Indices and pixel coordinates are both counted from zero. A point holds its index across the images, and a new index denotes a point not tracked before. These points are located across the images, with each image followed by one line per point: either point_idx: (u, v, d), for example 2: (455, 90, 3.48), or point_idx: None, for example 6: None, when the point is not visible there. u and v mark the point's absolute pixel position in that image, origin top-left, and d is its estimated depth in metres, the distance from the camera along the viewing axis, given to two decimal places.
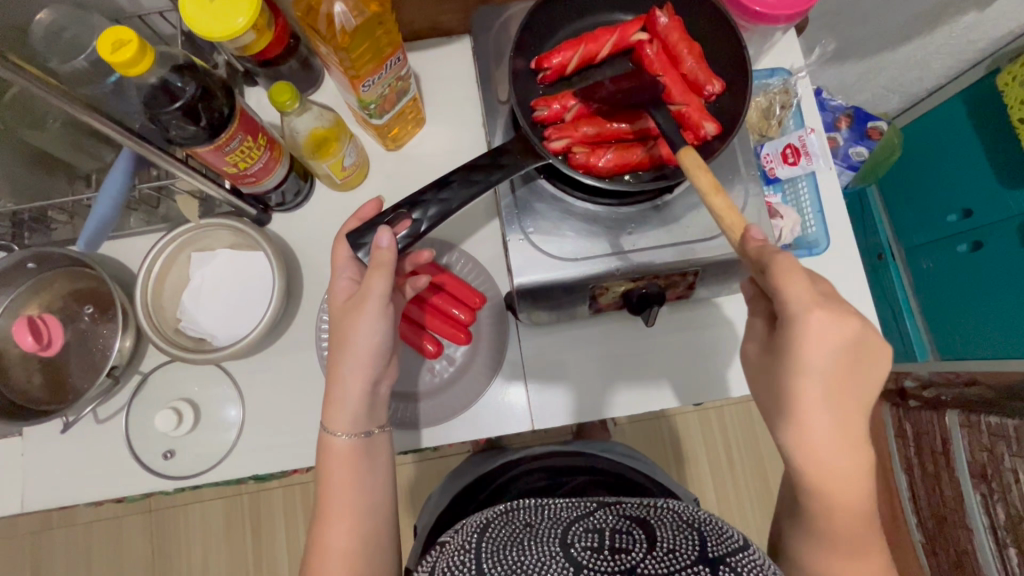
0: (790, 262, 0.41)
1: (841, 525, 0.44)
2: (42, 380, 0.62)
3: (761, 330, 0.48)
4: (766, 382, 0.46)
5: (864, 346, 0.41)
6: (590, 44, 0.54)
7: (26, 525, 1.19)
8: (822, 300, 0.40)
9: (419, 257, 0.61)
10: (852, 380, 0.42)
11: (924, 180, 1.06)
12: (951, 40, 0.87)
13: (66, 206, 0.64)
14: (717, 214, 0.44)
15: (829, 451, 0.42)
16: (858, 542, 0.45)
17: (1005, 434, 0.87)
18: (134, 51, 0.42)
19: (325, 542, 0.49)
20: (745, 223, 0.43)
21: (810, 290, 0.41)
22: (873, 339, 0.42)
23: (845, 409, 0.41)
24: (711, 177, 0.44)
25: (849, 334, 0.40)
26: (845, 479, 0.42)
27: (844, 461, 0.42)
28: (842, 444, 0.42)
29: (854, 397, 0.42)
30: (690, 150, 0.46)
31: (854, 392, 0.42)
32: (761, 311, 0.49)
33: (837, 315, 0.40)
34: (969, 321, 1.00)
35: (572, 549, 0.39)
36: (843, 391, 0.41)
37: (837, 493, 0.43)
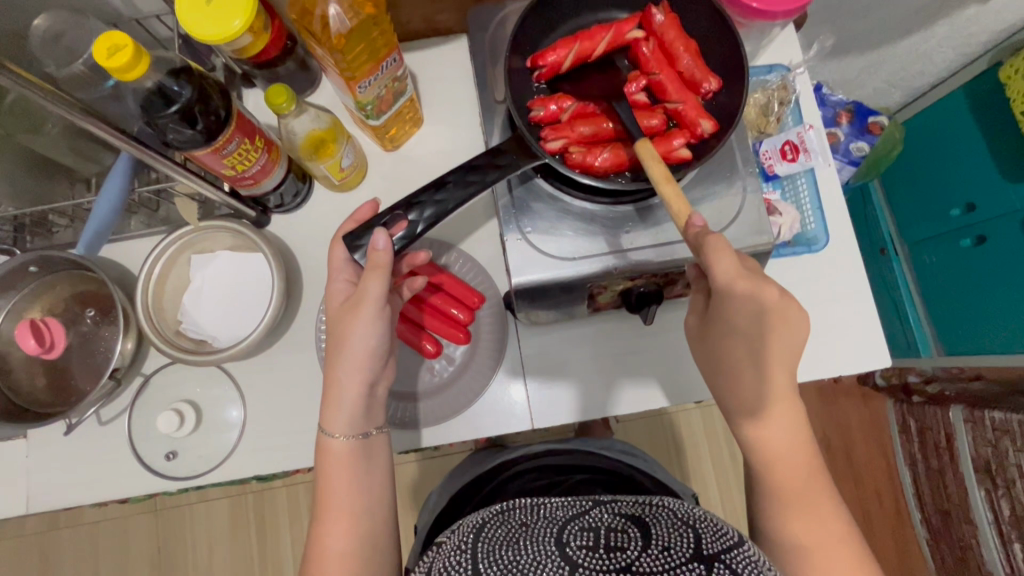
0: (721, 242, 0.46)
1: (795, 490, 0.48)
2: (45, 382, 0.63)
3: (701, 304, 0.55)
4: (711, 350, 0.53)
5: (782, 314, 0.46)
6: (586, 42, 0.54)
7: (34, 525, 1.20)
8: (745, 274, 0.46)
9: (416, 259, 0.61)
10: (779, 342, 0.47)
11: (924, 175, 1.06)
12: (953, 34, 0.86)
13: (66, 211, 0.65)
14: (664, 201, 0.46)
15: (764, 401, 0.48)
16: (811, 501, 0.48)
17: (1009, 429, 0.87)
18: (130, 56, 0.42)
19: (325, 544, 0.49)
20: (690, 210, 0.46)
21: (736, 265, 0.46)
22: (791, 308, 0.47)
23: (772, 365, 0.47)
24: (663, 168, 0.47)
25: (766, 302, 0.46)
26: (780, 430, 0.48)
27: (778, 413, 0.48)
28: (773, 397, 0.48)
29: (783, 360, 0.47)
30: (646, 142, 0.48)
31: (782, 353, 0.47)
32: (703, 287, 0.55)
33: (753, 285, 0.46)
34: (972, 316, 0.99)
35: (568, 548, 0.39)
36: (769, 350, 0.47)
37: (775, 444, 0.48)
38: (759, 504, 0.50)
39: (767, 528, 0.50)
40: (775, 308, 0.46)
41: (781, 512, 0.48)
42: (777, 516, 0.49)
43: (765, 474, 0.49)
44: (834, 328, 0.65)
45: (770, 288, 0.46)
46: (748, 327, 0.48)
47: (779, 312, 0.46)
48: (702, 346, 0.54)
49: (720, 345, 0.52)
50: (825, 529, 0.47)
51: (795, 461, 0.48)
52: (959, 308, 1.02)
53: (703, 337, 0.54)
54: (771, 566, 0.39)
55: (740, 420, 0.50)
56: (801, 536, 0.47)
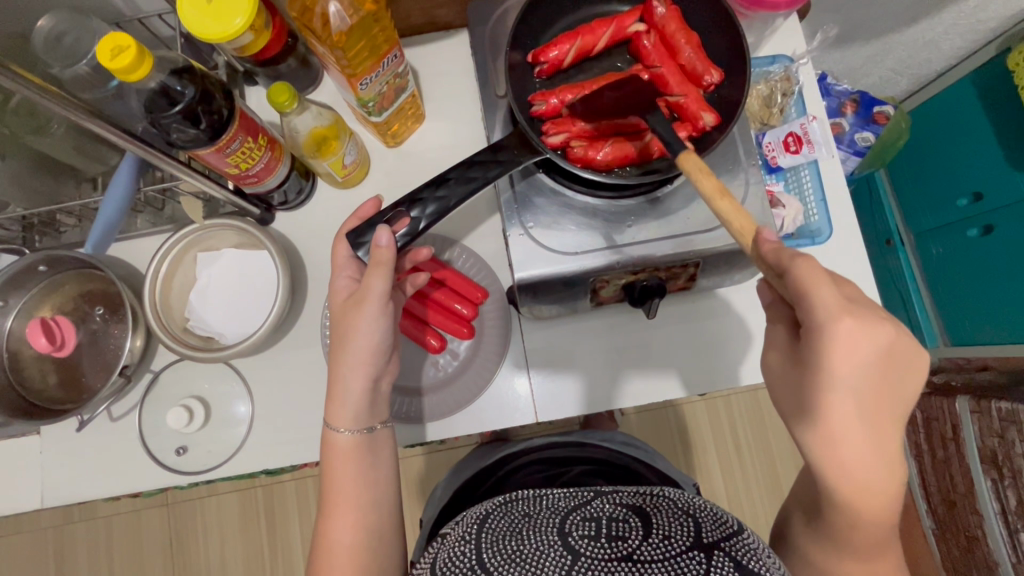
0: (813, 266, 0.38)
1: (860, 539, 0.43)
2: (56, 380, 0.64)
3: (782, 339, 0.46)
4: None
5: (897, 355, 0.39)
6: (587, 37, 0.54)
7: (49, 519, 1.22)
8: (852, 308, 0.38)
9: (418, 255, 0.61)
10: (883, 381, 0.39)
11: (938, 166, 1.04)
12: (960, 21, 0.85)
13: (74, 210, 0.65)
14: (722, 217, 0.43)
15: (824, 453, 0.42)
16: (878, 542, 0.43)
17: (1017, 419, 0.86)
18: (133, 57, 0.42)
19: (330, 536, 0.50)
20: (756, 225, 0.42)
21: (838, 298, 0.38)
22: (902, 346, 0.39)
23: (874, 411, 0.39)
24: (714, 181, 0.43)
25: (881, 344, 0.38)
26: (880, 486, 0.40)
27: (874, 468, 0.40)
28: (876, 454, 0.40)
29: (888, 411, 0.40)
30: (691, 155, 0.45)
31: (883, 393, 0.39)
32: (782, 317, 0.47)
33: (866, 324, 0.38)
34: (983, 310, 0.98)
35: (570, 538, 0.40)
36: (875, 394, 0.39)
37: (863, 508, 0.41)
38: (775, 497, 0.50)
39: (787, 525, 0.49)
40: (892, 347, 0.38)
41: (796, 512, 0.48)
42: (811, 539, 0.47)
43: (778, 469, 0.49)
44: None
45: (885, 327, 0.38)
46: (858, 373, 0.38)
47: (890, 353, 0.39)
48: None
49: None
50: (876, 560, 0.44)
51: (875, 514, 0.41)
52: (973, 303, 1.00)
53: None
54: (772, 554, 0.40)
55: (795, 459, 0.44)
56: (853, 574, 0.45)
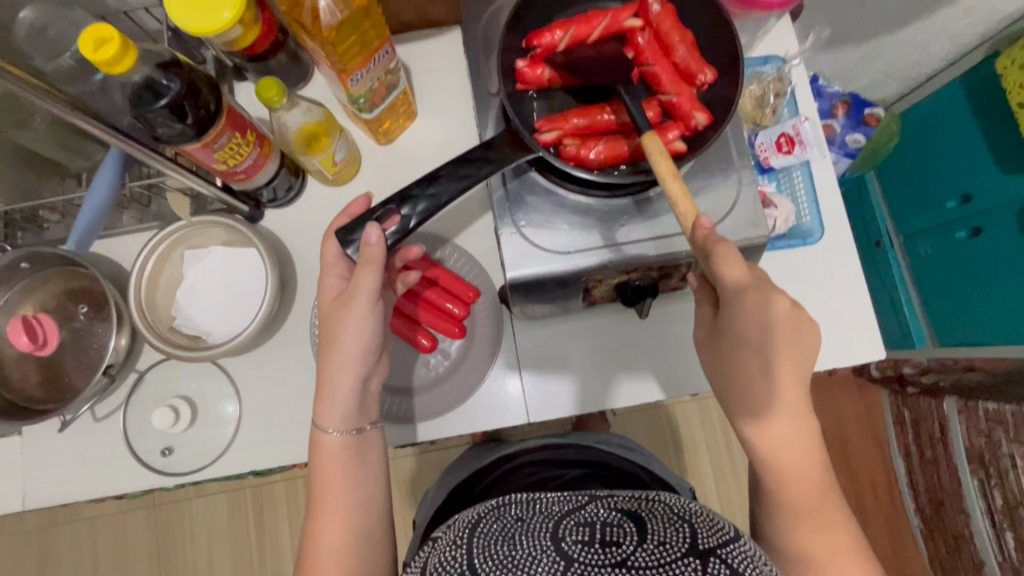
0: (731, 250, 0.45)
1: (802, 500, 0.47)
2: (39, 379, 0.62)
3: (708, 316, 0.53)
4: (720, 359, 0.51)
5: (794, 325, 0.47)
6: (582, 26, 0.53)
7: (33, 520, 1.20)
8: (757, 282, 0.46)
9: (408, 253, 0.59)
10: (791, 353, 0.46)
11: (922, 168, 1.05)
12: (950, 24, 0.85)
13: (58, 206, 0.64)
14: (672, 199, 0.46)
15: (766, 399, 0.47)
16: (825, 515, 0.47)
17: (1003, 419, 0.87)
18: (117, 49, 0.42)
19: (319, 539, 0.49)
20: (697, 210, 0.46)
21: (746, 273, 0.46)
22: (801, 317, 0.47)
23: (784, 378, 0.47)
24: (669, 163, 0.46)
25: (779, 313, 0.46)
26: (791, 439, 0.47)
27: (793, 427, 0.47)
28: (785, 409, 0.47)
29: (796, 370, 0.47)
30: (655, 137, 0.47)
31: (793, 362, 0.47)
32: (708, 298, 0.53)
33: (766, 294, 0.46)
34: (971, 312, 0.99)
35: (563, 543, 0.39)
36: (784, 361, 0.46)
37: (789, 460, 0.47)
38: (765, 501, 0.50)
39: (770, 533, 0.49)
40: (788, 318, 0.46)
41: (788, 524, 0.48)
42: (787, 528, 0.48)
43: (759, 475, 0.49)
44: (828, 321, 0.65)
45: (782, 299, 0.46)
46: (768, 340, 0.46)
47: (789, 321, 0.46)
48: (712, 352, 0.52)
49: (737, 358, 0.49)
50: (838, 541, 0.46)
51: (806, 472, 0.47)
52: (959, 304, 1.01)
53: (712, 345, 0.52)
54: (767, 560, 0.39)
55: (741, 420, 0.49)
56: (809, 548, 0.46)
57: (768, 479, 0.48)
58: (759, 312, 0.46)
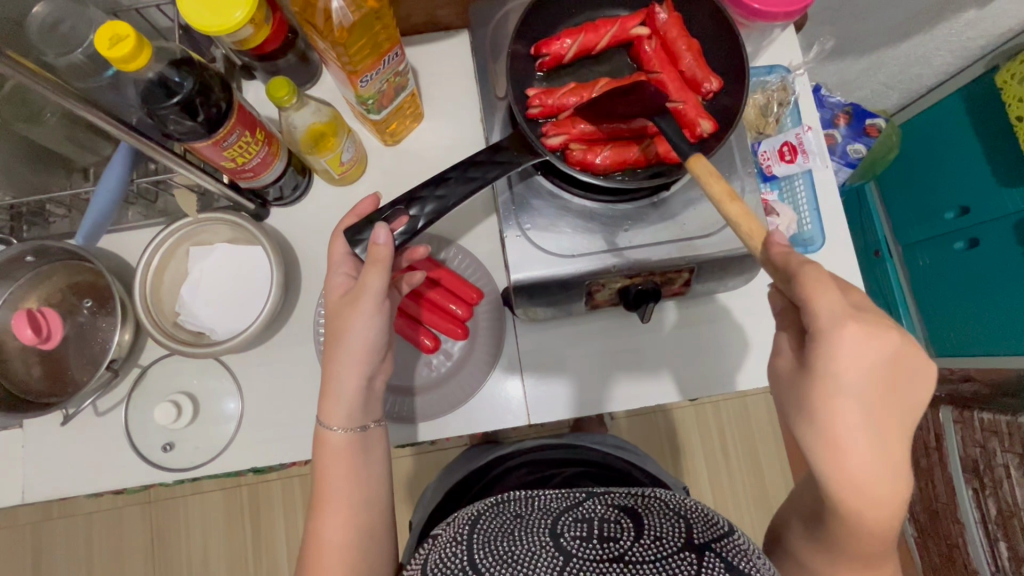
0: (819, 276, 0.39)
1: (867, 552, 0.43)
2: (41, 372, 0.62)
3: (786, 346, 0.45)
4: (804, 409, 0.41)
5: (898, 365, 0.39)
6: (590, 34, 0.55)
7: (27, 515, 1.20)
8: (856, 312, 0.38)
9: (415, 254, 0.61)
10: (891, 399, 0.39)
11: (925, 178, 1.06)
12: (951, 38, 0.86)
13: (65, 201, 0.65)
14: (731, 221, 0.42)
15: (867, 460, 0.39)
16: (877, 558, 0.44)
17: (998, 429, 0.87)
18: (132, 47, 0.42)
19: (321, 533, 0.50)
20: (764, 228, 0.42)
21: (844, 304, 0.39)
22: (904, 357, 0.39)
23: (886, 434, 0.39)
24: (724, 185, 0.43)
25: (886, 353, 0.38)
26: (887, 500, 0.40)
27: (893, 491, 0.39)
28: (885, 467, 0.39)
29: (895, 419, 0.39)
30: (701, 158, 0.44)
31: (894, 412, 0.39)
32: (792, 323, 0.45)
33: (872, 330, 0.38)
34: (967, 323, 1.00)
35: (562, 539, 0.40)
36: (884, 410, 0.39)
37: (874, 522, 0.40)
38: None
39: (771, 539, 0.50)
40: (891, 357, 0.39)
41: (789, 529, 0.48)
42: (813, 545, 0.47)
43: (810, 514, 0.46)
44: None
45: (888, 333, 0.39)
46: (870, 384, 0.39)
47: (893, 362, 0.39)
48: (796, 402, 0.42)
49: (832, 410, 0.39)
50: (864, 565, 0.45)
51: (883, 531, 0.41)
52: (955, 318, 1.02)
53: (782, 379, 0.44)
54: (761, 556, 0.40)
55: None
56: None
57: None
58: (861, 351, 0.38)
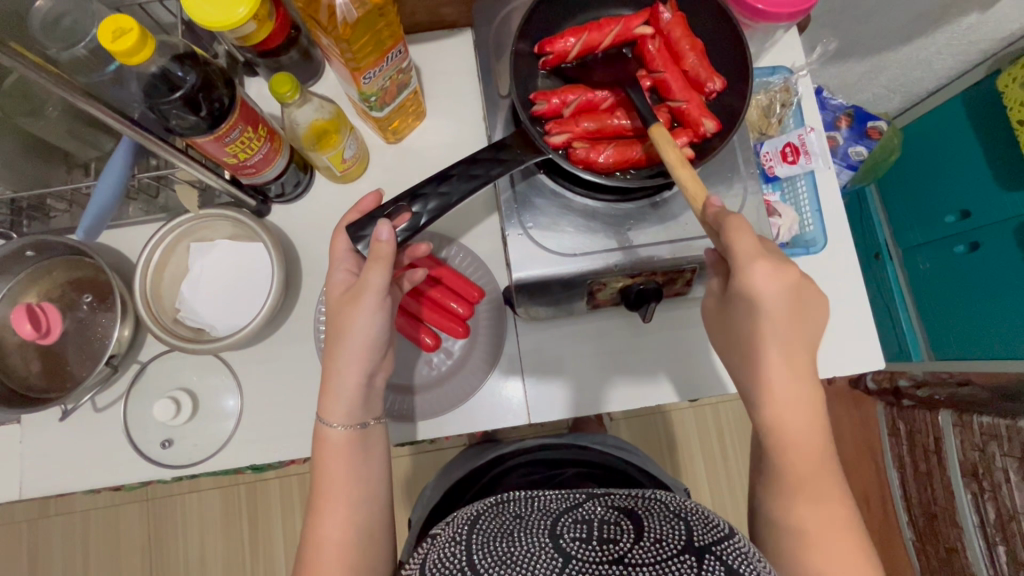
0: (741, 221, 0.45)
1: (804, 478, 0.47)
2: (40, 367, 0.62)
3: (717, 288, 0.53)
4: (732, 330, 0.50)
5: (802, 293, 0.46)
6: (594, 32, 0.54)
7: (25, 512, 1.19)
8: (766, 253, 0.45)
9: (417, 251, 0.61)
10: (796, 322, 0.46)
11: (921, 179, 1.06)
12: (953, 41, 0.86)
13: (65, 195, 0.65)
14: (680, 184, 0.46)
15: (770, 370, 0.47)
16: (828, 494, 0.47)
17: (997, 433, 0.87)
18: (136, 40, 0.42)
19: (321, 533, 0.49)
20: (706, 193, 0.46)
21: (757, 244, 0.45)
22: (807, 288, 0.47)
23: (789, 350, 0.46)
24: (679, 153, 0.47)
25: (790, 283, 0.45)
26: (796, 407, 0.46)
27: (801, 399, 0.47)
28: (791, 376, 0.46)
29: (800, 338, 0.47)
30: (659, 128, 0.48)
31: (799, 333, 0.47)
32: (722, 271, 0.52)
33: (777, 266, 0.45)
34: (961, 317, 1.01)
35: (561, 540, 0.40)
36: (790, 332, 0.46)
37: (794, 433, 0.47)
38: (767, 498, 0.50)
39: (770, 542, 0.50)
40: (796, 287, 0.45)
41: (793, 536, 0.48)
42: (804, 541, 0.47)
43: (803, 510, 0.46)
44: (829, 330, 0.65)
45: (793, 270, 0.45)
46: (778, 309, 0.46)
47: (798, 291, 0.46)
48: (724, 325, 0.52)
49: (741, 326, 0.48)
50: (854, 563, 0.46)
51: (809, 448, 0.47)
52: (951, 313, 1.03)
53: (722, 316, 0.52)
54: (761, 559, 0.40)
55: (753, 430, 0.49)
56: (802, 519, 0.47)
57: (765, 469, 0.49)
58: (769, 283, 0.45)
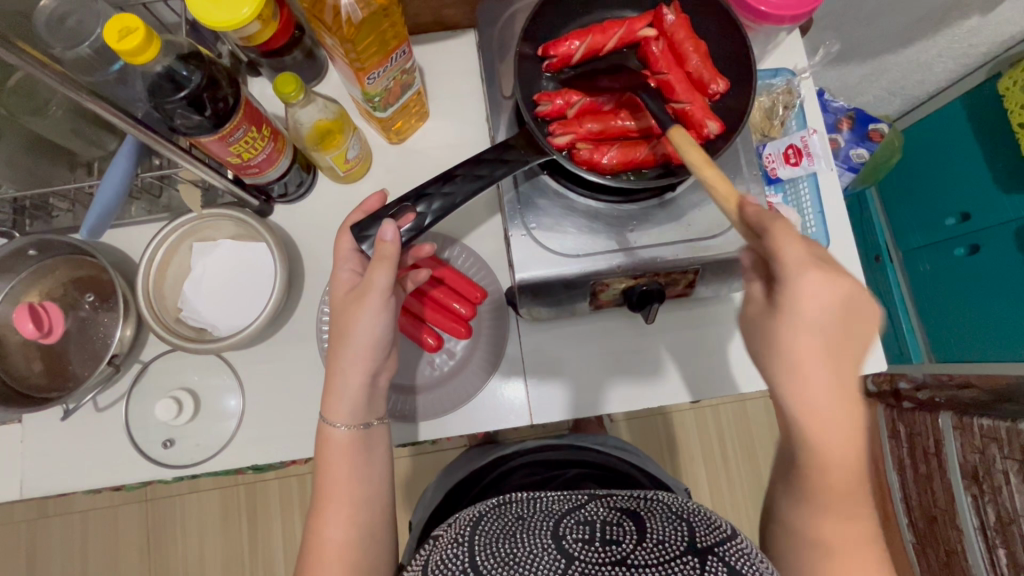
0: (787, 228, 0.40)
1: (834, 495, 0.44)
2: (41, 367, 0.62)
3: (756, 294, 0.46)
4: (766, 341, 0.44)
5: (855, 306, 0.40)
6: (598, 35, 0.54)
7: (23, 512, 1.19)
8: (817, 261, 0.40)
9: (420, 251, 0.61)
10: (844, 337, 0.41)
11: (924, 182, 1.06)
12: (954, 44, 0.87)
13: (68, 194, 0.65)
14: (708, 186, 0.44)
15: (814, 390, 0.41)
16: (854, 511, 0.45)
17: (998, 436, 0.87)
18: (142, 39, 0.42)
19: (323, 533, 0.49)
20: (739, 193, 0.43)
21: (806, 252, 0.40)
22: (862, 301, 0.41)
23: (834, 368, 0.41)
24: (702, 153, 0.45)
25: (841, 295, 0.40)
26: (840, 429, 0.42)
27: (847, 422, 0.42)
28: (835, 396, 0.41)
29: (849, 355, 0.41)
30: (679, 130, 0.46)
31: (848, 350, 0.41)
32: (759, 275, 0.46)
33: (828, 275, 0.40)
34: (963, 319, 1.01)
35: (564, 541, 0.40)
36: (836, 347, 0.41)
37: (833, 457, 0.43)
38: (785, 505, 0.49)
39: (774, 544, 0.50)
40: (847, 299, 0.40)
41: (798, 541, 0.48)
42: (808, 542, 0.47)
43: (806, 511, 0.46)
44: None
45: (846, 279, 0.40)
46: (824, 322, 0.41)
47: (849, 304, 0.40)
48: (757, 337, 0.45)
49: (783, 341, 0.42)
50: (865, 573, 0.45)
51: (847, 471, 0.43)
52: (955, 315, 1.02)
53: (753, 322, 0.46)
54: (764, 560, 0.40)
55: None
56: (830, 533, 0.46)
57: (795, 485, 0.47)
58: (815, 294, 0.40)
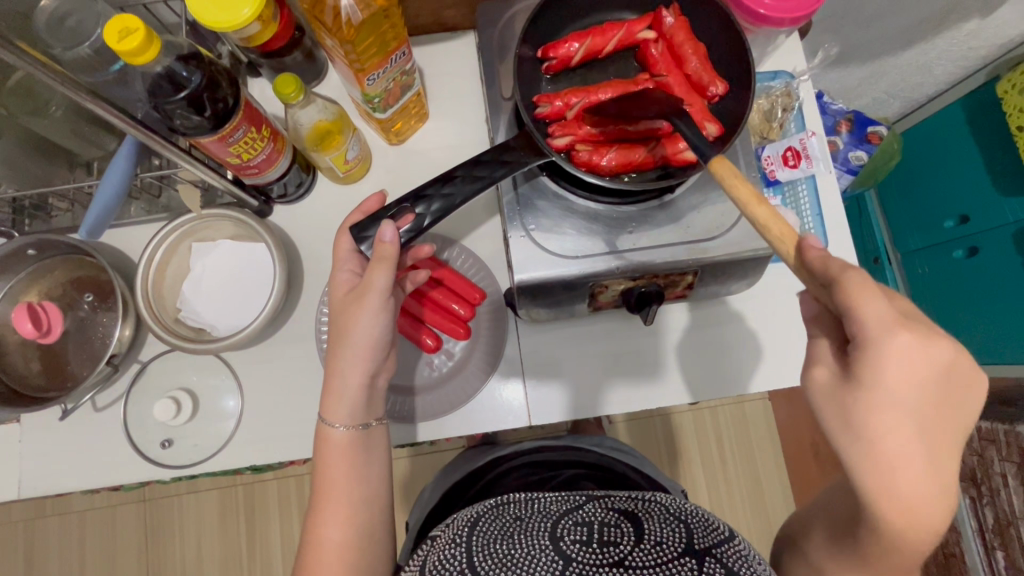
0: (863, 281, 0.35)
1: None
2: (40, 366, 0.62)
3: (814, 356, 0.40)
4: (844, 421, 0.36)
5: (950, 377, 0.35)
6: (597, 37, 0.56)
7: (20, 512, 1.19)
8: (904, 321, 0.34)
9: (420, 252, 0.61)
10: (941, 414, 0.35)
11: (925, 185, 1.06)
12: (953, 47, 0.87)
13: (67, 194, 0.65)
14: (759, 222, 0.41)
15: (902, 476, 0.34)
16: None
17: (997, 438, 0.90)
18: (142, 40, 0.42)
19: (322, 533, 0.49)
20: (797, 232, 0.40)
21: (890, 311, 0.34)
22: (958, 367, 0.35)
23: (931, 451, 0.35)
24: (750, 188, 0.43)
25: (937, 364, 0.34)
26: (927, 518, 0.35)
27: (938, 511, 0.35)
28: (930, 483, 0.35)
29: (944, 433, 0.35)
30: (724, 160, 0.45)
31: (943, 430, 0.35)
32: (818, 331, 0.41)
33: (923, 339, 0.34)
34: (960, 319, 1.00)
35: (562, 543, 0.40)
36: (933, 426, 0.35)
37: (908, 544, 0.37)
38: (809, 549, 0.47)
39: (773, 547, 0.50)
40: (943, 368, 0.34)
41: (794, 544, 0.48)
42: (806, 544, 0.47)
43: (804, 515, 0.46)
44: None
45: (940, 342, 0.34)
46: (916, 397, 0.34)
47: (944, 376, 0.35)
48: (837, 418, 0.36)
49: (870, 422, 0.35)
50: None
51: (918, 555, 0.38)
52: (953, 319, 1.02)
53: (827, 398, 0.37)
54: (761, 562, 0.40)
55: None
56: None
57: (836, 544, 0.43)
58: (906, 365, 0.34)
